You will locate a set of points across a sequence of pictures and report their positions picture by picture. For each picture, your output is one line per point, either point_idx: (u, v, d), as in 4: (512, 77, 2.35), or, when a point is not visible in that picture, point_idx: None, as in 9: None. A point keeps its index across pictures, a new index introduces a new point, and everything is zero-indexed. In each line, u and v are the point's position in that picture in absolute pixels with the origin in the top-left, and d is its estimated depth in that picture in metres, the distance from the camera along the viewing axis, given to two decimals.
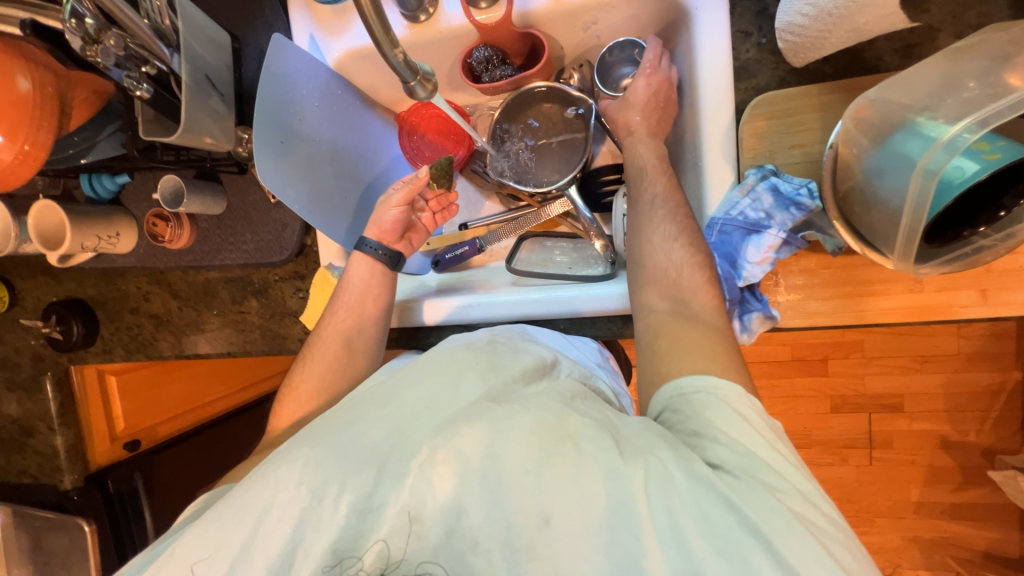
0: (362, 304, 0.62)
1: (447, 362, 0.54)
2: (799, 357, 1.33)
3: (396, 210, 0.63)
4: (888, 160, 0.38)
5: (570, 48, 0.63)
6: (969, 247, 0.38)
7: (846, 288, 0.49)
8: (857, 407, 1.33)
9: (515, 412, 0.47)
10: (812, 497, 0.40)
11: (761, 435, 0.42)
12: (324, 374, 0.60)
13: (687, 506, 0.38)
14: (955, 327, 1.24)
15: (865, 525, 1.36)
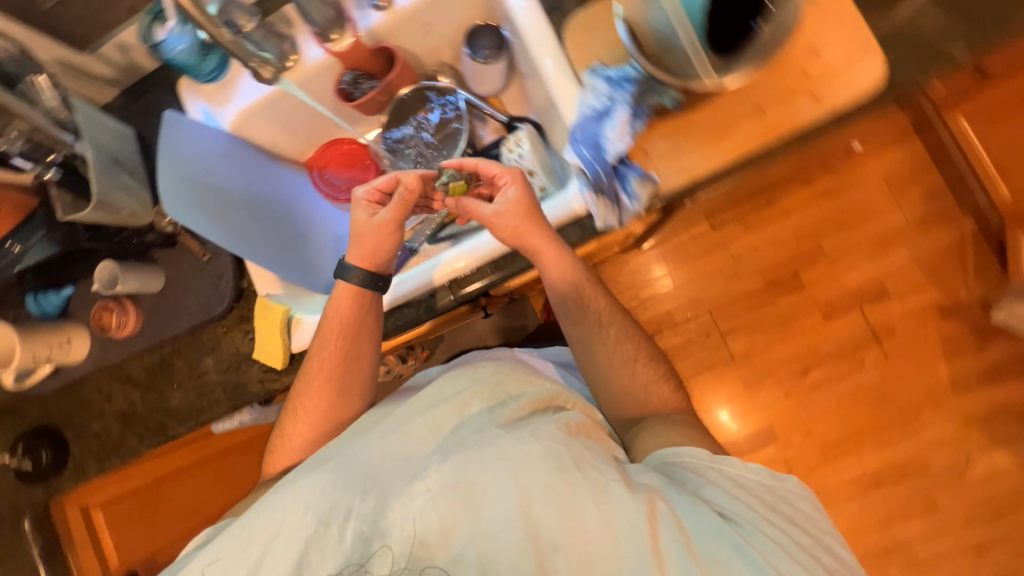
0: (354, 345, 0.64)
1: (454, 401, 0.59)
2: (771, 280, 1.36)
3: (391, 237, 0.65)
4: (648, 9, 0.47)
5: (425, 54, 0.74)
6: (757, 41, 0.46)
7: (708, 137, 0.54)
8: (847, 307, 1.33)
9: (525, 441, 0.53)
10: (794, 552, 0.51)
11: (744, 492, 0.55)
12: (317, 421, 0.64)
13: (688, 534, 0.49)
14: (893, 200, 1.29)
15: (914, 422, 1.29)
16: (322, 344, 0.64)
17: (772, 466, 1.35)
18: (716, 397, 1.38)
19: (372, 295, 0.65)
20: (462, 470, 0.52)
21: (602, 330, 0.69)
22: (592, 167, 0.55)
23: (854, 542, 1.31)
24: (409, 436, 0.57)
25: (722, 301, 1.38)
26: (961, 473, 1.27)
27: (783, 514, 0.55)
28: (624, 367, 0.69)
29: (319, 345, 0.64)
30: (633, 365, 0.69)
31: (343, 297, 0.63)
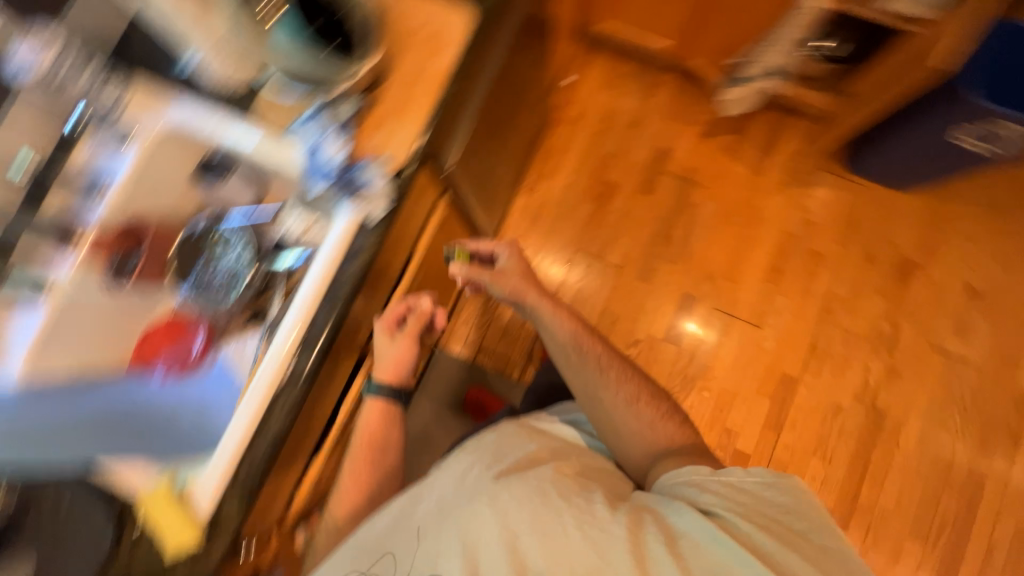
0: (384, 432, 0.87)
1: (466, 476, 0.80)
2: (593, 198, 1.59)
3: (411, 352, 0.88)
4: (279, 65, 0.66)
5: (176, 207, 0.81)
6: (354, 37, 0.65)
7: (396, 114, 0.69)
8: (653, 176, 1.59)
9: (513, 486, 0.74)
10: (790, 543, 0.70)
11: (738, 496, 0.75)
12: (363, 497, 0.87)
13: (675, 534, 0.71)
14: (616, 97, 1.64)
15: (757, 212, 1.55)
16: (259, 473, 0.66)
17: (710, 316, 1.51)
18: (634, 301, 1.53)
19: (394, 407, 0.88)
20: (464, 531, 0.72)
21: (603, 371, 0.94)
22: (322, 181, 0.66)
23: (801, 320, 1.48)
24: (424, 524, 0.76)
25: (577, 236, 1.57)
26: (811, 220, 1.53)
27: (774, 508, 0.74)
28: (623, 407, 0.91)
29: (355, 444, 0.87)
30: (634, 405, 0.92)
31: (371, 414, 0.86)
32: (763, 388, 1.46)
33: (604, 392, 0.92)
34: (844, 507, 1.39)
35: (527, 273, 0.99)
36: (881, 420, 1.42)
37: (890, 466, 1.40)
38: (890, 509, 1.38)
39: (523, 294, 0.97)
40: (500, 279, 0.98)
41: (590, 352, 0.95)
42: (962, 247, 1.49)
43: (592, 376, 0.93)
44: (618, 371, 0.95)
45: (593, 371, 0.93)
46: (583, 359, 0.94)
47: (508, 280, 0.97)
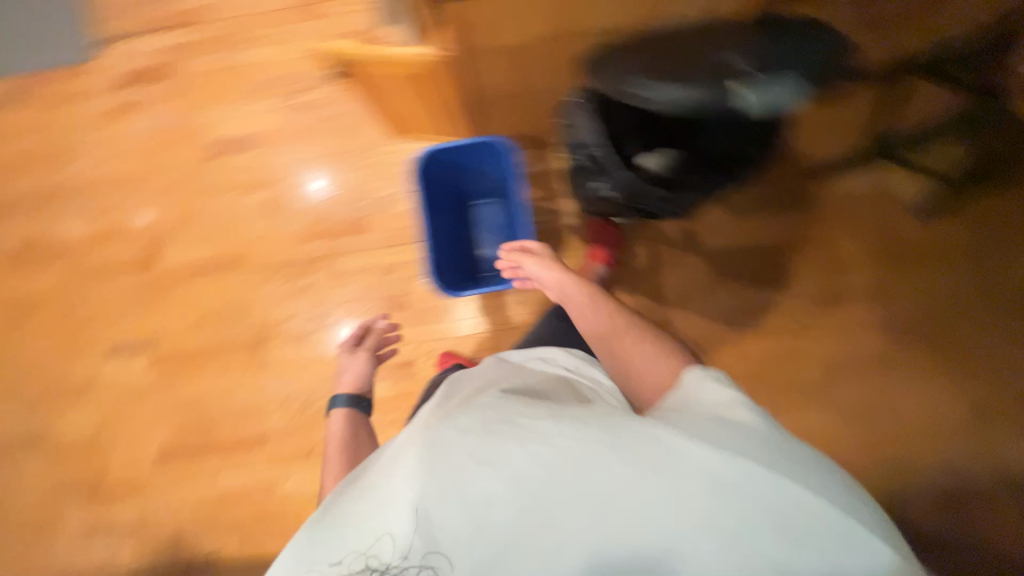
0: (353, 445, 0.99)
1: (401, 427, 0.68)
2: (301, 5, 1.49)
3: (363, 359, 1.19)
4: None
5: None
6: None
7: None
8: (353, 45, 1.49)
9: (435, 420, 0.61)
10: (813, 456, 0.54)
11: (723, 406, 0.59)
12: (348, 442, 1.00)
13: (756, 529, 0.47)
14: None
15: (372, 156, 1.49)
16: None
17: (252, 167, 1.50)
18: (227, 98, 1.50)
19: (354, 411, 1.08)
20: (382, 469, 0.60)
21: (617, 332, 0.89)
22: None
23: (300, 243, 1.49)
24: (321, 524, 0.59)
25: (257, 13, 1.50)
26: (395, 206, 1.49)
27: (759, 434, 0.55)
28: (628, 341, 0.86)
29: (330, 448, 0.99)
30: (631, 348, 0.85)
31: (338, 420, 1.06)
32: (224, 247, 1.51)
33: (612, 338, 0.88)
34: (167, 354, 1.51)
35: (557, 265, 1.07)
36: (252, 346, 1.50)
37: (216, 371, 1.50)
38: (185, 387, 1.50)
39: (553, 278, 1.05)
40: (535, 270, 1.07)
41: (601, 317, 0.93)
42: (444, 342, 1.46)
43: (598, 322, 0.92)
44: (617, 312, 0.94)
45: (599, 332, 0.91)
46: (591, 316, 0.95)
47: (541, 271, 1.06)
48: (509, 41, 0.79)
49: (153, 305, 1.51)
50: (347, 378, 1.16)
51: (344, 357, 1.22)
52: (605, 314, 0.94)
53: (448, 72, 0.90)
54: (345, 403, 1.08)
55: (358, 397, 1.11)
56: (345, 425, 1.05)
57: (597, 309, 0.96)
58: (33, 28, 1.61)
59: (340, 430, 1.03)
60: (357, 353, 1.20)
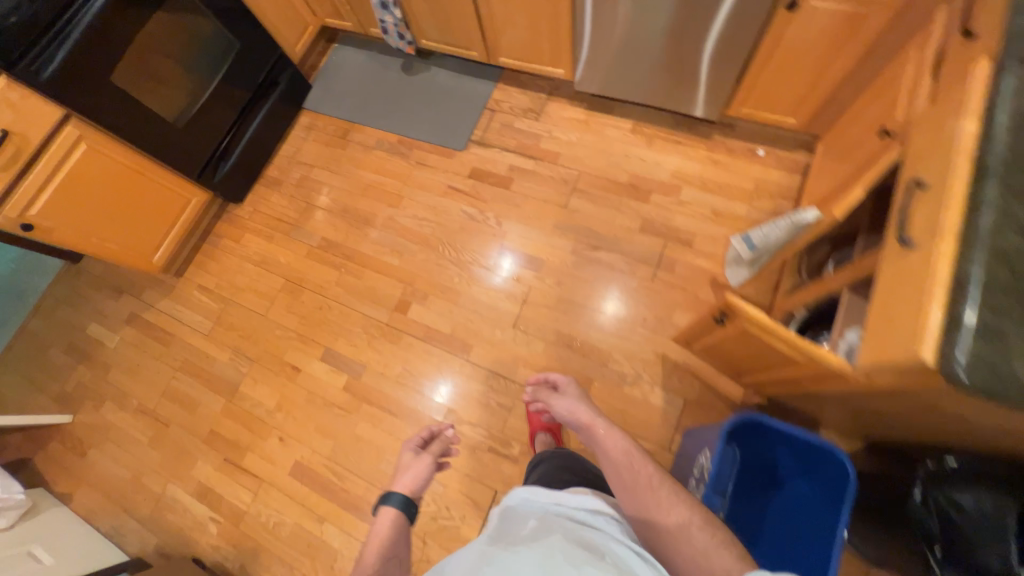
0: (392, 554, 0.84)
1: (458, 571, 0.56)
2: (633, 183, 1.67)
3: (425, 463, 1.04)
4: None
5: None
6: None
7: None
8: (660, 233, 1.59)
9: None
10: None
11: None
12: (385, 551, 0.84)
13: None
14: (747, 196, 1.57)
15: (626, 331, 1.50)
16: None
17: (518, 281, 1.63)
18: (532, 220, 1.69)
19: (404, 515, 0.92)
20: None
21: (655, 495, 0.72)
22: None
23: (520, 366, 1.53)
24: None
25: (594, 172, 1.71)
26: (623, 385, 1.45)
27: None
28: (669, 517, 0.70)
29: (365, 551, 0.83)
30: (682, 531, 0.68)
31: (387, 520, 0.91)
32: (458, 329, 1.61)
33: (655, 511, 0.70)
34: (359, 388, 1.61)
35: (587, 403, 1.00)
36: (427, 427, 1.52)
37: (386, 429, 1.54)
38: (355, 425, 1.57)
39: (577, 415, 0.96)
40: (566, 403, 1.01)
41: (640, 471, 0.76)
42: None
43: (633, 496, 0.73)
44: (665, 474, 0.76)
45: (638, 489, 0.73)
46: (625, 472, 0.78)
47: (569, 403, 1.01)
48: (956, 415, 0.70)
49: (376, 340, 1.65)
50: (405, 474, 1.02)
51: (406, 452, 1.10)
52: (641, 472, 0.76)
53: (831, 382, 0.85)
54: (394, 504, 0.93)
55: (409, 500, 0.94)
56: (390, 524, 0.89)
57: (633, 465, 0.78)
58: (423, 99, 1.99)
59: (379, 526, 0.90)
60: (422, 455, 1.07)
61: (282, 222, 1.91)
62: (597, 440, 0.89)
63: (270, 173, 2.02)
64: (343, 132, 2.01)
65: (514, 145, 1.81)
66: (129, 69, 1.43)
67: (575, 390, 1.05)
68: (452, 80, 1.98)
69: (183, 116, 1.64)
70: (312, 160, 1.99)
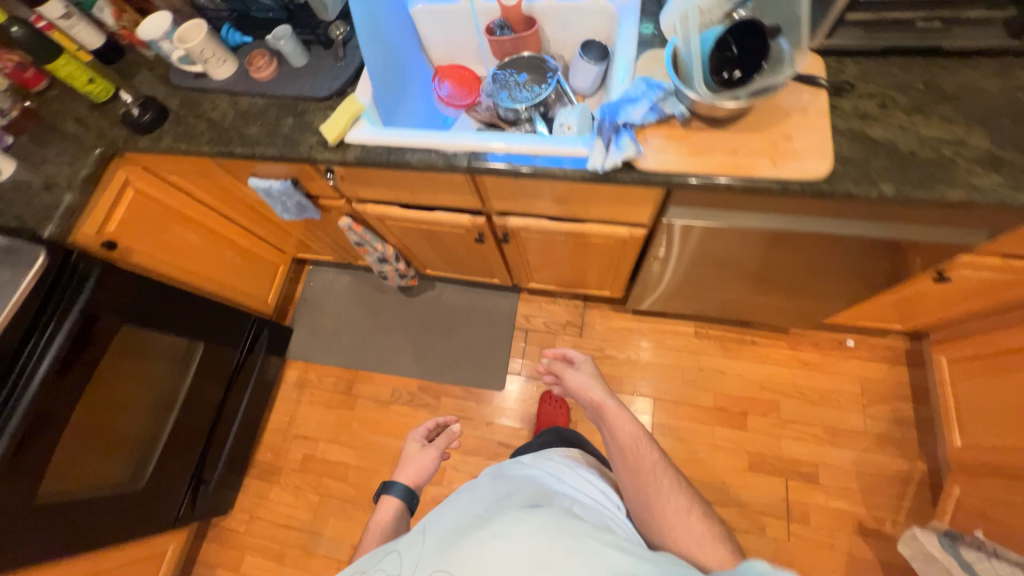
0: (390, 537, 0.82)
1: (472, 496, 0.68)
2: (721, 405, 1.42)
3: (431, 460, 0.92)
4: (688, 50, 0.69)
5: (553, 42, 1.03)
6: (760, 86, 0.66)
7: (701, 167, 0.73)
8: (775, 470, 1.33)
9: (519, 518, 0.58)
10: None
11: None
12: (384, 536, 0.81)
13: None
14: (859, 405, 1.36)
15: None
16: (417, 165, 0.86)
17: None
18: None
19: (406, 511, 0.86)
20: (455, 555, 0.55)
21: (655, 481, 0.77)
22: (618, 141, 0.73)
23: None
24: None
25: (672, 399, 1.44)
26: None
27: None
28: (671, 499, 0.76)
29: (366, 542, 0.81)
30: (684, 515, 0.74)
31: (387, 515, 0.84)
32: None
33: (656, 500, 0.76)
34: None
35: (601, 381, 0.92)
36: None
37: None
38: None
39: (586, 395, 0.89)
40: (576, 381, 0.91)
41: (647, 458, 0.79)
42: None
43: (642, 488, 0.77)
44: (669, 465, 0.80)
45: (642, 473, 0.78)
46: (635, 458, 0.79)
47: (580, 380, 0.91)
48: None
49: None
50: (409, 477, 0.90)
51: (407, 451, 0.95)
52: (645, 456, 0.80)
53: None
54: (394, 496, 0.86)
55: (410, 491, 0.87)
56: (390, 514, 0.85)
57: (640, 452, 0.80)
58: (435, 329, 1.67)
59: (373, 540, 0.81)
60: (428, 445, 0.96)
61: (294, 529, 1.49)
62: (605, 420, 0.87)
63: (263, 456, 1.60)
64: (348, 384, 1.65)
65: None
66: (63, 461, 1.01)
67: (589, 370, 0.93)
68: (467, 298, 1.69)
69: (141, 470, 1.20)
70: (316, 431, 1.60)
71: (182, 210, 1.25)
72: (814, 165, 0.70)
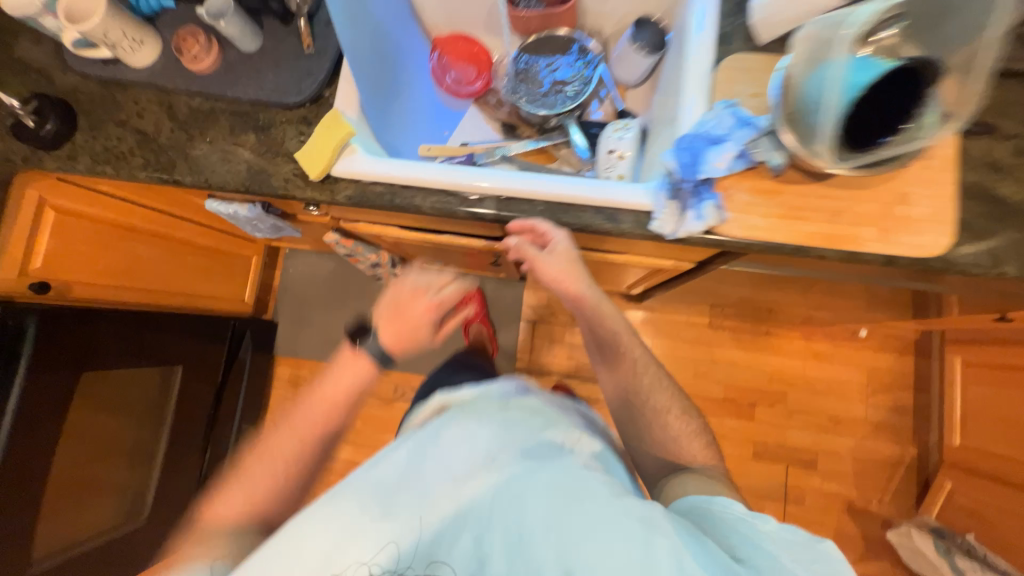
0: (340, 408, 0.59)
1: (475, 404, 0.58)
2: (731, 397, 1.42)
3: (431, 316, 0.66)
4: (816, 78, 0.52)
5: (591, 14, 0.78)
6: (882, 151, 0.51)
7: (793, 237, 0.59)
8: (778, 458, 1.39)
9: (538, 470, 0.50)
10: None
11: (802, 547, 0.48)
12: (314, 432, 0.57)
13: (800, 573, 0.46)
14: (863, 394, 1.39)
15: None
16: (429, 211, 0.68)
17: None
18: None
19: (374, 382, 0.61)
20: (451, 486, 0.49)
21: (638, 376, 0.72)
22: (696, 206, 0.58)
23: None
24: (390, 497, 0.49)
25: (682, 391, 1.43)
26: None
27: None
28: (653, 398, 0.71)
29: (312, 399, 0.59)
30: (665, 415, 0.70)
31: (354, 372, 0.60)
32: None
33: (638, 395, 0.72)
34: None
35: (580, 261, 0.68)
36: None
37: None
38: None
39: (561, 283, 0.68)
40: (546, 269, 0.65)
41: (628, 352, 0.73)
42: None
43: (624, 381, 0.73)
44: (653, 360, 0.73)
45: (621, 371, 0.73)
46: (612, 352, 0.73)
47: (555, 265, 0.65)
48: None
49: None
50: (406, 333, 0.64)
51: (394, 300, 0.66)
52: (626, 353, 0.73)
53: None
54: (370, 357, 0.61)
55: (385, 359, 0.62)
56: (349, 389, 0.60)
57: (622, 350, 0.73)
58: None
59: (315, 414, 0.58)
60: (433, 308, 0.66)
61: None
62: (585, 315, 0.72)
63: None
64: None
65: (574, 366, 1.48)
66: (54, 530, 0.92)
67: (563, 256, 0.66)
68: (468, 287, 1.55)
69: (139, 505, 1.14)
70: None
71: (120, 219, 1.01)
72: (931, 241, 0.58)
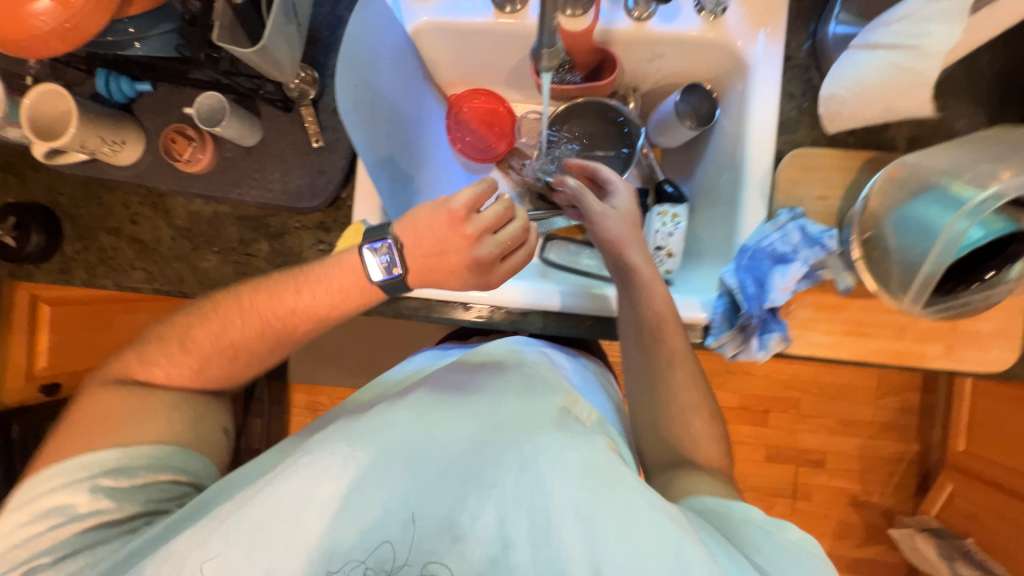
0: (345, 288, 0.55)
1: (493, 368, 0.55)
2: (745, 406, 1.46)
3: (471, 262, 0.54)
4: (909, 217, 0.46)
5: (629, 73, 0.69)
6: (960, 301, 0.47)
7: (854, 353, 0.57)
8: (788, 459, 1.46)
9: (569, 440, 0.45)
10: None
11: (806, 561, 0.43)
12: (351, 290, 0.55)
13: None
14: (873, 397, 1.43)
15: None
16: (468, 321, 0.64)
17: None
18: None
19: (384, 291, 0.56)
20: (464, 438, 0.45)
21: (670, 358, 0.56)
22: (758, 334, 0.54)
23: None
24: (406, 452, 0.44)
25: None
26: None
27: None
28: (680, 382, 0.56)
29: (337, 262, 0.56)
30: (687, 408, 0.56)
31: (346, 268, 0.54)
32: None
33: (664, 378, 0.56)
34: None
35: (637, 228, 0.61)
36: None
37: None
38: None
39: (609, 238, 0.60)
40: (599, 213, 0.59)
41: (672, 339, 0.56)
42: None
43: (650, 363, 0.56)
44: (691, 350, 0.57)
45: (654, 347, 0.56)
46: (649, 331, 0.56)
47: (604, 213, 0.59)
48: None
49: None
50: (436, 267, 0.55)
51: (423, 215, 0.53)
52: (662, 344, 0.57)
53: None
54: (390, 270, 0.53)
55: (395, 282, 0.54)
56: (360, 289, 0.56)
57: (658, 338, 0.56)
58: None
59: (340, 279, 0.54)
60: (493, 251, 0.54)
61: None
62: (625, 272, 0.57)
63: None
64: None
65: None
66: None
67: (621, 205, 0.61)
68: None
69: None
70: None
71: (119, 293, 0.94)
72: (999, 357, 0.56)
